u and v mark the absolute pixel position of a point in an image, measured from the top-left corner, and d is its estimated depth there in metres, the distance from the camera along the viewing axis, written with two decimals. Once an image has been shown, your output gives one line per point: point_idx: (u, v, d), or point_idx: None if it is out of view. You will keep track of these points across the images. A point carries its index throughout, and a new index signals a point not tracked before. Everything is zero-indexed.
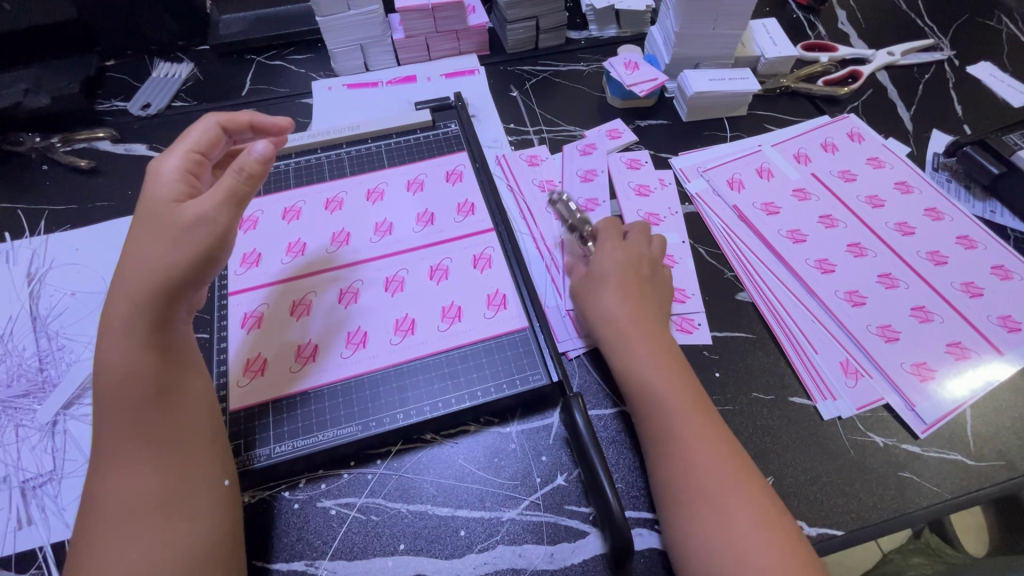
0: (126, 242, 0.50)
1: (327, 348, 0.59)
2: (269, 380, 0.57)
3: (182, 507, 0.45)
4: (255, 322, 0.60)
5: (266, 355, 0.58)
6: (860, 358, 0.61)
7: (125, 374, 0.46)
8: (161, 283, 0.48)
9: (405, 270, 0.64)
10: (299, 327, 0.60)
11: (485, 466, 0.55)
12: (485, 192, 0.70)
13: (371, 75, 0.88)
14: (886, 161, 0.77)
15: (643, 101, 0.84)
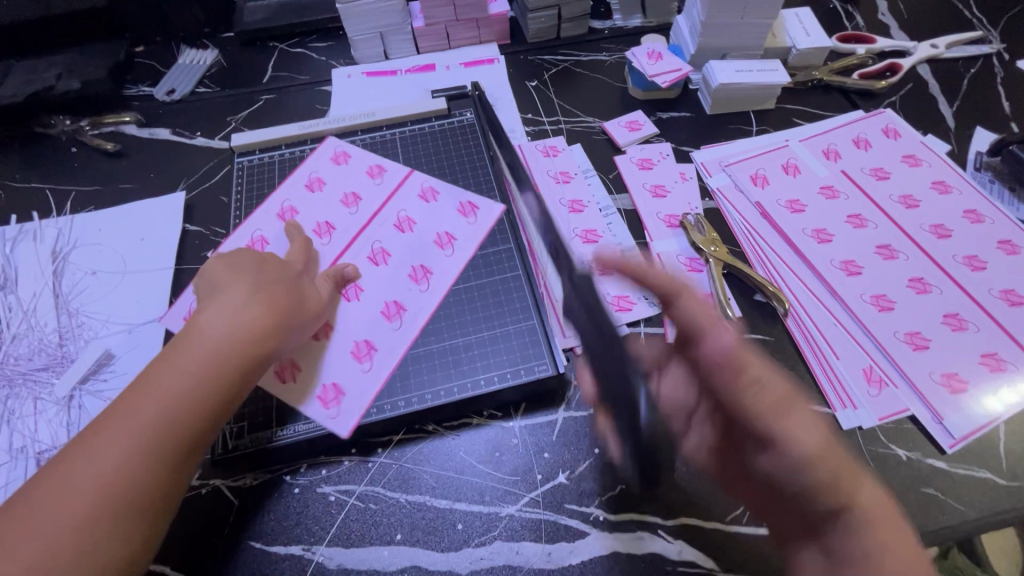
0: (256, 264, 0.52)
1: (377, 337, 0.58)
2: (354, 394, 0.55)
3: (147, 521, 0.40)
4: (292, 374, 0.55)
5: (336, 383, 0.55)
6: (884, 366, 0.57)
7: (164, 403, 0.42)
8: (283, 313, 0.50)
9: (376, 242, 0.64)
10: (336, 345, 0.57)
11: (486, 461, 0.54)
12: (496, 175, 0.70)
13: (390, 63, 0.88)
14: (924, 159, 0.73)
15: (666, 93, 0.81)
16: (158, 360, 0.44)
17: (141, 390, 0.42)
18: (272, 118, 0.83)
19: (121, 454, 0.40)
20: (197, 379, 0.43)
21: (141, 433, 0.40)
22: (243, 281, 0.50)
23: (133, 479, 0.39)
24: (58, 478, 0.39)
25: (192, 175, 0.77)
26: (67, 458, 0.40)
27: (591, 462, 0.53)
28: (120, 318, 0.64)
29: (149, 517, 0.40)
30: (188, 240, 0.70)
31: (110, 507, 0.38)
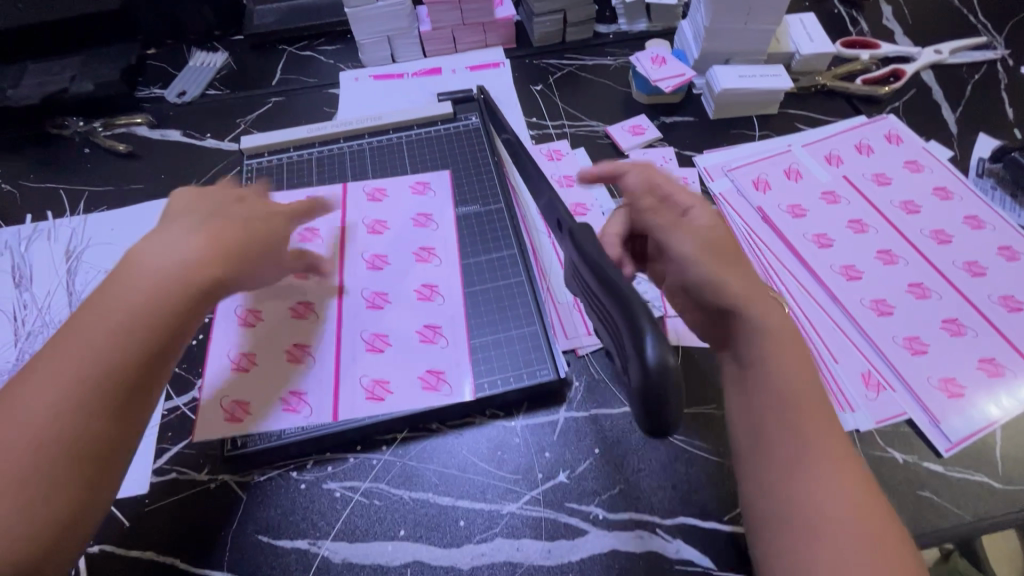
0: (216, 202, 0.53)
1: (433, 320, 0.60)
2: (450, 368, 0.57)
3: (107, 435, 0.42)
4: (384, 389, 0.56)
5: (423, 369, 0.57)
6: (883, 371, 0.58)
7: (114, 321, 0.43)
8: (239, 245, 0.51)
9: (366, 252, 0.65)
10: (402, 351, 0.58)
11: (488, 459, 0.55)
12: (494, 176, 0.71)
13: (396, 67, 0.89)
14: (925, 165, 0.73)
15: (670, 98, 0.82)
16: (104, 284, 0.45)
17: (93, 311, 0.44)
18: (280, 120, 0.84)
19: (75, 369, 0.42)
20: (147, 296, 0.45)
21: (93, 348, 0.42)
22: (194, 215, 0.52)
23: (89, 391, 0.41)
24: (18, 392, 0.41)
25: (202, 175, 0.78)
26: (27, 374, 0.42)
27: (591, 462, 0.54)
28: None
29: (109, 429, 0.42)
30: None
31: (68, 417, 0.40)
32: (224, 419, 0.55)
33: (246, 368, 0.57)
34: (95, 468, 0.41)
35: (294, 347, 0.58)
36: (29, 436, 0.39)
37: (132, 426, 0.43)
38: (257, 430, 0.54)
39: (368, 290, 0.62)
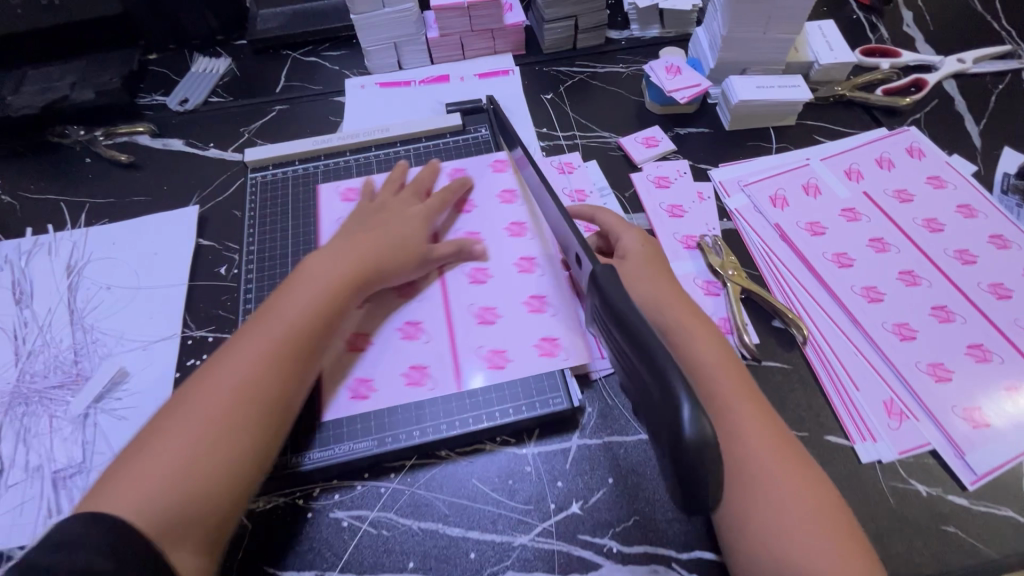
0: (367, 218, 0.62)
1: (427, 317, 0.60)
2: (437, 363, 0.58)
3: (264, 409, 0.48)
4: (502, 357, 0.58)
5: (418, 365, 0.58)
6: (905, 399, 0.56)
7: (284, 321, 0.52)
8: (377, 255, 0.58)
9: (461, 229, 0.67)
10: (512, 322, 0.60)
11: (499, 488, 0.53)
12: (518, 184, 0.70)
13: (403, 74, 0.87)
14: (948, 181, 0.71)
15: (684, 108, 0.80)
16: (277, 293, 0.55)
17: (267, 313, 0.53)
18: (285, 129, 0.83)
19: (253, 358, 0.49)
20: (312, 297, 0.54)
21: (268, 341, 0.51)
22: (341, 233, 0.61)
23: (263, 378, 0.49)
24: (208, 376, 0.49)
25: (205, 187, 0.77)
26: (216, 361, 0.50)
27: (605, 492, 0.53)
28: (134, 335, 0.64)
29: (276, 411, 0.49)
30: (201, 255, 0.70)
31: (247, 395, 0.48)
32: (349, 397, 0.56)
33: (361, 346, 0.59)
34: (263, 443, 0.48)
35: (406, 325, 0.60)
36: (218, 410, 0.47)
37: (290, 413, 0.50)
38: (379, 409, 0.56)
39: (468, 267, 0.64)
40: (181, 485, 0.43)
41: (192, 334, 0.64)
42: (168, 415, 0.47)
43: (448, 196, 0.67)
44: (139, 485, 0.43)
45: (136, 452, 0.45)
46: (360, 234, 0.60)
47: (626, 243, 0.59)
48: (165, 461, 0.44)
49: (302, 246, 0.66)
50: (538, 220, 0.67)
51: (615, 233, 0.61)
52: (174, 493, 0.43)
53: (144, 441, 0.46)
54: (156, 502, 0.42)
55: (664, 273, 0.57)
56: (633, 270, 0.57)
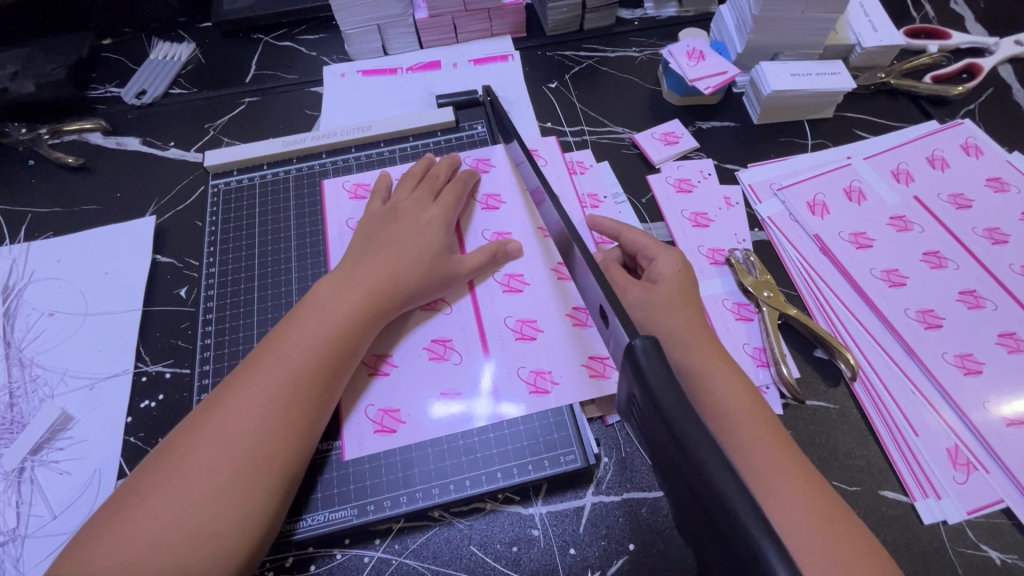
0: (387, 223, 0.53)
1: (453, 334, 0.51)
2: (468, 387, 0.49)
3: (262, 470, 0.40)
4: (547, 381, 0.49)
5: (446, 388, 0.49)
6: (973, 446, 0.49)
7: (290, 360, 0.44)
8: (395, 270, 0.49)
9: (489, 229, 0.57)
10: (556, 338, 0.51)
11: (501, 557, 0.45)
12: (515, 185, 0.60)
13: (389, 60, 0.77)
14: (1011, 183, 0.62)
15: (707, 99, 0.71)
16: (286, 320, 0.47)
17: (272, 349, 0.45)
18: (255, 125, 0.73)
19: (253, 406, 0.42)
20: (321, 331, 0.45)
21: (271, 384, 0.43)
22: (357, 241, 0.52)
23: (261, 432, 0.41)
24: (201, 423, 0.42)
25: (164, 193, 0.67)
26: (211, 406, 0.43)
27: (626, 562, 0.45)
28: (80, 371, 0.55)
29: (278, 468, 0.41)
30: (159, 274, 0.61)
31: (245, 450, 0.40)
32: (373, 432, 0.47)
33: (383, 370, 0.49)
34: (263, 510, 0.40)
35: (433, 344, 0.51)
36: (210, 470, 0.39)
37: (298, 468, 0.43)
38: (409, 444, 0.47)
39: (501, 272, 0.54)
40: (165, 561, 0.37)
41: (146, 369, 0.55)
42: (158, 467, 0.40)
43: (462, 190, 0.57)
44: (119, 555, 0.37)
45: (121, 510, 0.39)
46: (377, 245, 0.51)
47: (668, 267, 0.51)
48: (145, 530, 0.37)
49: (269, 265, 0.57)
50: (541, 233, 0.56)
51: (650, 254, 0.52)
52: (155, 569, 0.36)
53: (128, 499, 0.39)
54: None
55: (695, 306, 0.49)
56: (661, 301, 0.48)
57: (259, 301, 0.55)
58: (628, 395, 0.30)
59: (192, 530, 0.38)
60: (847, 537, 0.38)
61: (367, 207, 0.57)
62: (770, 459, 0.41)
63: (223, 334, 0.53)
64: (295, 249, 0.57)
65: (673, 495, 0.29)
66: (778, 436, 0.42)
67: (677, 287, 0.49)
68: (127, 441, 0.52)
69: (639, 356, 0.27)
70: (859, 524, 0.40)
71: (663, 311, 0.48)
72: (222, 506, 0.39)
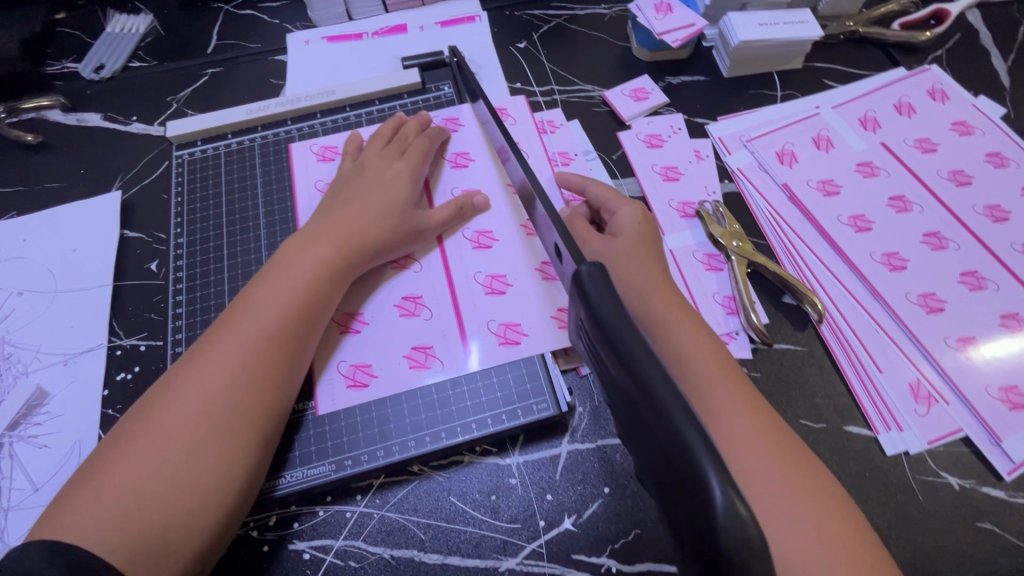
0: (354, 183, 0.53)
1: (423, 293, 0.52)
2: (440, 342, 0.50)
3: (241, 422, 0.41)
4: (517, 332, 0.50)
5: (419, 344, 0.50)
6: (934, 380, 0.50)
7: (261, 317, 0.44)
8: (361, 228, 0.50)
9: (457, 187, 0.57)
10: (525, 290, 0.51)
11: (480, 506, 0.47)
12: (483, 143, 0.60)
13: (354, 25, 0.75)
14: (976, 126, 0.63)
15: (676, 53, 0.70)
16: (254, 279, 0.47)
17: (241, 307, 0.45)
18: (219, 96, 0.71)
19: (227, 363, 0.42)
20: (290, 287, 0.46)
21: (243, 341, 0.43)
22: (323, 202, 0.52)
23: (235, 387, 0.42)
24: (175, 382, 0.42)
25: (129, 168, 0.66)
26: (184, 365, 0.43)
27: (601, 504, 0.46)
28: (53, 347, 0.55)
29: (257, 420, 0.42)
30: (128, 249, 0.61)
31: (221, 404, 0.41)
32: (346, 387, 0.48)
33: (354, 328, 0.50)
34: (244, 462, 0.41)
35: (404, 301, 0.51)
36: (187, 426, 0.40)
37: (277, 420, 0.43)
38: (382, 398, 0.48)
39: (470, 229, 0.55)
40: (151, 513, 0.38)
41: (120, 343, 0.55)
42: (134, 427, 0.41)
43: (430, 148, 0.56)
44: (102, 512, 0.37)
45: (100, 467, 0.39)
46: (344, 204, 0.51)
47: (634, 219, 0.51)
48: (127, 486, 0.38)
49: (237, 233, 0.56)
50: (509, 191, 0.57)
51: (611, 207, 0.52)
52: (135, 525, 0.37)
53: (106, 458, 0.39)
54: (106, 538, 0.36)
55: (657, 257, 0.50)
56: (623, 252, 0.49)
57: (229, 269, 0.55)
58: (581, 325, 0.32)
59: (175, 482, 0.38)
60: (798, 468, 0.40)
61: (338, 168, 0.57)
62: (726, 393, 0.42)
63: (194, 303, 0.53)
64: (263, 215, 0.57)
65: (625, 423, 0.30)
66: (737, 379, 0.44)
67: (636, 237, 0.50)
68: (105, 413, 0.52)
69: (586, 281, 0.29)
70: (812, 456, 0.42)
71: (623, 262, 0.48)
72: (203, 459, 0.39)
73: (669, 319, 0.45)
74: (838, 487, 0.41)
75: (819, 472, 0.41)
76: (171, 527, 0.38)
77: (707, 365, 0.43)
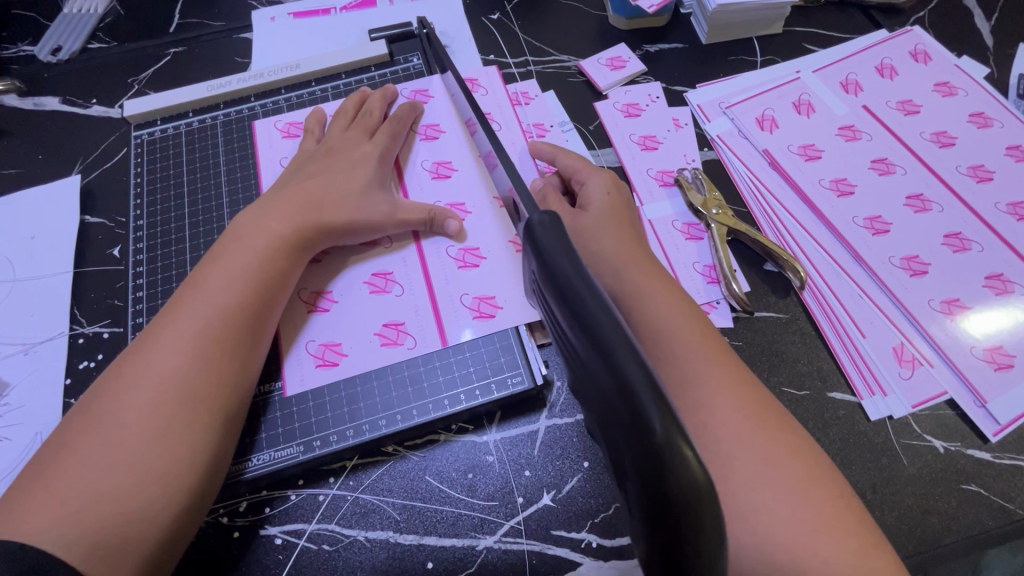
0: (317, 161, 0.51)
1: (393, 270, 0.50)
2: (412, 318, 0.48)
3: (198, 402, 0.40)
4: (491, 305, 0.49)
5: (391, 320, 0.48)
6: (918, 344, 0.49)
7: (213, 296, 0.43)
8: (325, 204, 0.48)
9: (428, 160, 0.55)
10: (498, 263, 0.50)
11: (457, 485, 0.45)
12: (454, 114, 0.58)
13: (321, 0, 0.73)
14: (959, 87, 0.62)
15: (653, 21, 0.68)
16: (208, 259, 0.45)
17: (191, 289, 0.44)
18: (183, 77, 0.69)
19: (180, 345, 0.41)
20: (245, 265, 0.44)
21: (196, 321, 0.42)
22: (285, 180, 0.51)
23: (191, 367, 0.40)
24: (125, 369, 0.40)
25: (89, 152, 0.64)
26: (135, 350, 0.41)
27: (580, 479, 0.45)
28: (12, 337, 0.53)
29: (217, 399, 0.41)
30: (89, 234, 0.58)
31: (177, 385, 0.40)
32: (315, 367, 0.47)
33: (322, 306, 0.49)
34: (206, 444, 0.40)
35: (374, 277, 0.50)
36: (142, 410, 0.39)
37: (239, 399, 0.42)
38: (352, 377, 0.47)
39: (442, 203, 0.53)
40: (110, 500, 0.36)
41: (82, 331, 0.53)
42: (86, 416, 0.39)
43: (402, 122, 0.55)
44: (58, 503, 0.36)
45: (53, 461, 0.37)
46: (305, 181, 0.49)
47: (605, 188, 0.50)
48: (83, 475, 0.36)
49: (199, 214, 0.54)
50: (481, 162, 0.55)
51: (582, 176, 0.51)
52: (93, 514, 0.36)
53: (58, 452, 0.38)
54: (61, 530, 0.35)
55: (631, 226, 0.48)
56: (595, 222, 0.47)
57: (192, 250, 0.53)
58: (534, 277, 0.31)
59: (132, 469, 0.37)
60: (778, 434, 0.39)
61: (301, 146, 0.55)
62: (703, 361, 0.41)
63: (155, 287, 0.51)
64: (226, 194, 0.55)
65: (576, 384, 0.30)
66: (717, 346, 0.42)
67: (608, 205, 0.49)
68: (67, 402, 0.50)
69: (538, 229, 0.28)
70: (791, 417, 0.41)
71: (595, 232, 0.47)
72: (161, 442, 0.38)
73: (644, 288, 0.44)
74: (820, 453, 0.40)
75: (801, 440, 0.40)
76: (132, 514, 0.36)
77: (686, 334, 0.42)
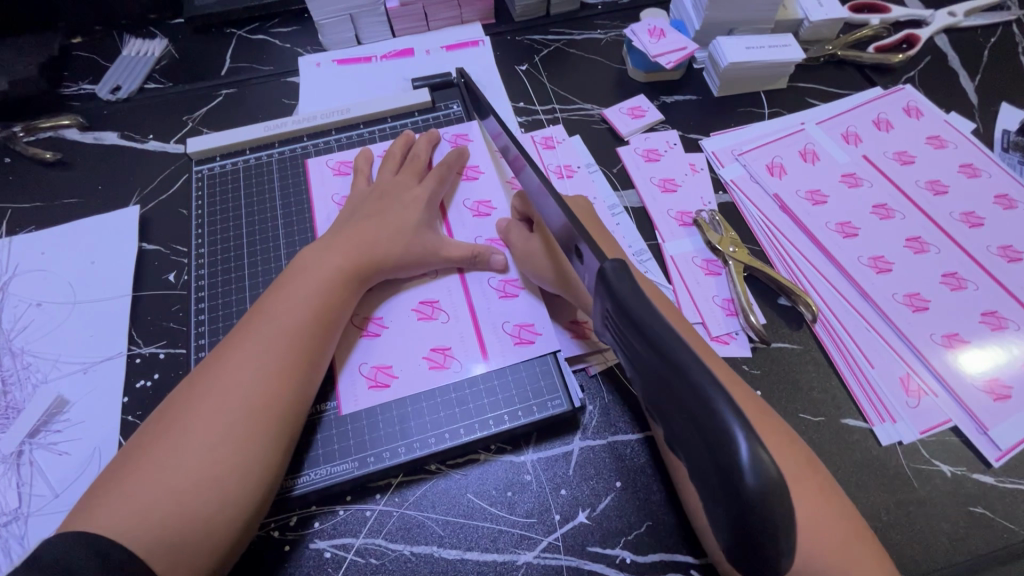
0: (371, 202, 0.56)
1: (439, 298, 0.54)
2: (457, 343, 0.52)
3: (258, 419, 0.43)
4: (531, 332, 0.53)
5: (439, 345, 0.52)
6: (922, 374, 0.53)
7: (278, 320, 0.47)
8: (378, 239, 0.53)
9: (469, 199, 0.60)
10: (535, 294, 0.54)
11: (497, 502, 0.48)
12: (492, 157, 0.63)
13: (363, 49, 0.79)
14: (949, 140, 0.68)
15: (669, 75, 0.75)
16: (274, 288, 0.50)
17: (261, 314, 0.48)
18: (235, 116, 0.74)
19: (247, 364, 0.45)
20: (307, 294, 0.49)
21: (263, 343, 0.46)
22: (342, 220, 0.55)
23: (254, 385, 0.44)
24: (197, 384, 0.44)
25: (147, 184, 0.68)
26: (208, 365, 0.46)
27: (613, 498, 0.48)
28: (71, 357, 0.56)
29: (274, 418, 0.44)
30: (146, 261, 0.62)
31: (240, 401, 0.43)
32: (368, 387, 0.50)
33: (373, 331, 0.52)
34: (262, 460, 0.42)
35: (422, 305, 0.54)
36: (207, 421, 0.42)
37: (295, 419, 0.45)
38: (402, 398, 0.50)
39: (482, 237, 0.58)
40: (171, 502, 0.39)
41: (139, 351, 0.56)
42: (159, 423, 0.43)
43: (448, 167, 0.60)
44: (123, 502, 0.39)
45: (126, 463, 0.41)
46: (362, 220, 0.54)
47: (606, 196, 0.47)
48: (149, 477, 0.40)
49: (257, 243, 0.59)
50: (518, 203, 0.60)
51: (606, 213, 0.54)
52: (162, 517, 0.38)
53: (131, 456, 0.41)
54: (132, 533, 0.38)
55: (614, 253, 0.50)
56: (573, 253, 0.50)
57: (250, 277, 0.57)
58: (603, 314, 0.35)
59: (192, 477, 0.40)
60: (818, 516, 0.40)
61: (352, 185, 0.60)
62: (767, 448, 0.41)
63: (216, 310, 0.55)
64: (282, 226, 0.59)
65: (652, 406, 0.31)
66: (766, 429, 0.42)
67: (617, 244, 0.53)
68: (124, 420, 0.53)
69: (612, 277, 0.32)
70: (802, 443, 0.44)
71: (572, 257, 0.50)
72: (222, 452, 0.41)
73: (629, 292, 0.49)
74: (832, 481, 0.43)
75: (834, 483, 0.43)
76: (191, 517, 0.39)
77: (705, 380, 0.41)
